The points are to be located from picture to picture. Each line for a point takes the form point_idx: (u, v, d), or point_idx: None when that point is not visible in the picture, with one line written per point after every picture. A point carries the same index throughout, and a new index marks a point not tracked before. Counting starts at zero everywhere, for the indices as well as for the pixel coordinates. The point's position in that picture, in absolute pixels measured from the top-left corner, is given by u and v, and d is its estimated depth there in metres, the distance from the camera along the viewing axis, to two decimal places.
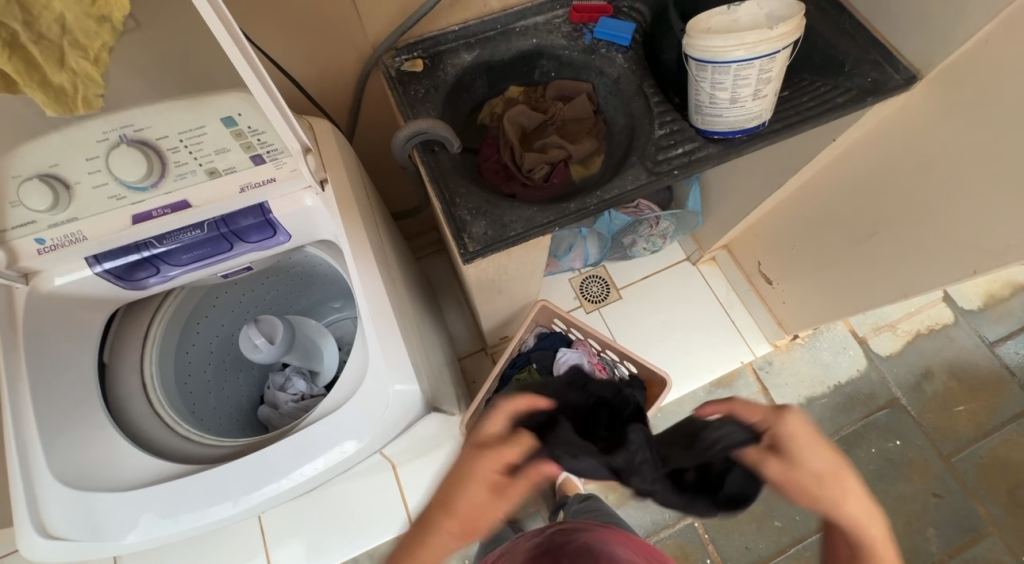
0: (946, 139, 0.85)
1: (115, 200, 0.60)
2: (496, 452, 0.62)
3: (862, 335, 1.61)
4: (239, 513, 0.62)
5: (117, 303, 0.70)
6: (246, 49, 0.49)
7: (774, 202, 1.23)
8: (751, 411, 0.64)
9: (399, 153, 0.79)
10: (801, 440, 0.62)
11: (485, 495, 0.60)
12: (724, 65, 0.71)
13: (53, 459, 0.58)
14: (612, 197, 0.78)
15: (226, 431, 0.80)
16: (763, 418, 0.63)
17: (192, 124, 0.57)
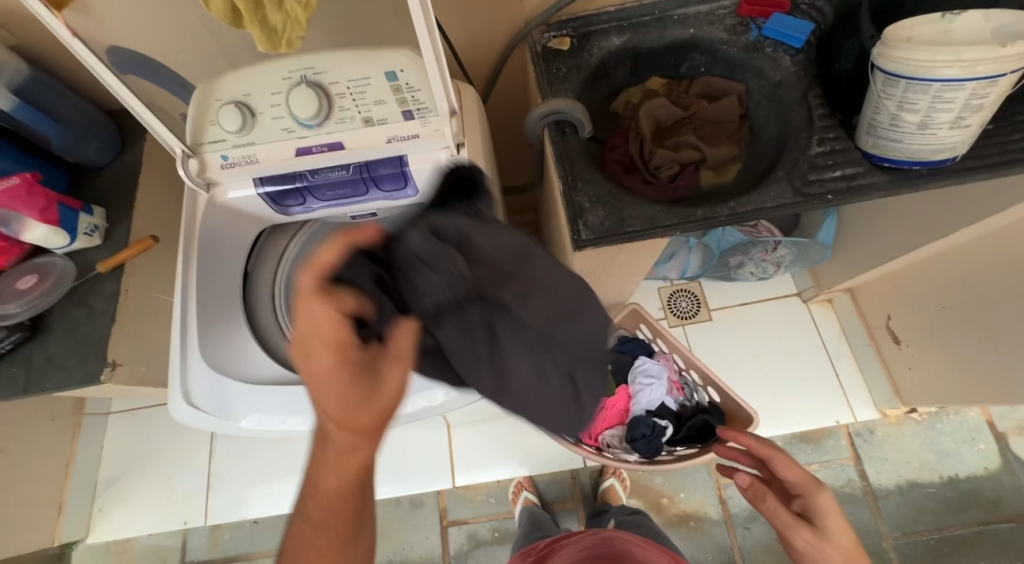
0: None
1: (286, 132, 0.67)
2: (325, 342, 0.44)
3: (1002, 429, 1.34)
4: None
5: (264, 222, 0.78)
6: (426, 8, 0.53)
7: (932, 252, 1.05)
8: (791, 470, 0.65)
9: (531, 130, 0.79)
10: (835, 523, 0.60)
11: (328, 380, 0.45)
12: (925, 83, 0.60)
13: (204, 343, 0.69)
14: (747, 210, 0.72)
15: None
16: (805, 482, 0.64)
17: (361, 74, 0.63)
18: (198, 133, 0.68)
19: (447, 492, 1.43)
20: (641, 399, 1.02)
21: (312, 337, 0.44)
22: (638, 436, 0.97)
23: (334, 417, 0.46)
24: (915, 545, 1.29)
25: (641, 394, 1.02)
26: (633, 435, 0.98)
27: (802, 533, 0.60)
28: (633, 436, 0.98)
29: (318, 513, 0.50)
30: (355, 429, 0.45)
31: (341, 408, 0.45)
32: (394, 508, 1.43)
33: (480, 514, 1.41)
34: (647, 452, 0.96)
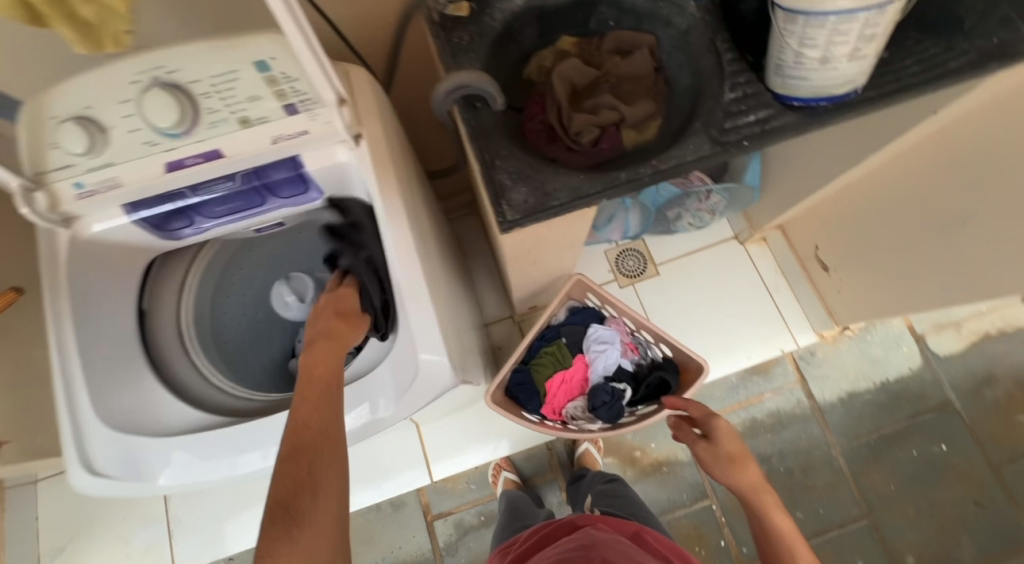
0: None
1: (149, 146, 0.57)
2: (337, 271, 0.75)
3: (920, 332, 1.48)
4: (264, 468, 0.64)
5: (153, 252, 0.70)
6: None
7: (846, 181, 1.10)
8: (695, 407, 0.86)
9: (439, 108, 0.73)
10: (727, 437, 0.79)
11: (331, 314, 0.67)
12: (820, 17, 0.60)
13: (95, 398, 0.60)
14: (669, 167, 0.70)
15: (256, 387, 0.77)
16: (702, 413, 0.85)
17: (224, 68, 0.54)
18: (37, 161, 0.56)
19: (427, 488, 1.42)
20: (598, 365, 1.04)
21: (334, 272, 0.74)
22: (599, 403, 1.01)
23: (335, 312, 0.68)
24: (859, 448, 1.42)
25: (597, 361, 1.03)
26: (594, 402, 1.01)
27: (700, 444, 0.82)
28: (594, 403, 1.01)
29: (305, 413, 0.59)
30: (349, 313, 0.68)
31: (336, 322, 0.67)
32: (375, 514, 1.41)
33: (464, 503, 1.41)
34: (610, 417, 0.99)
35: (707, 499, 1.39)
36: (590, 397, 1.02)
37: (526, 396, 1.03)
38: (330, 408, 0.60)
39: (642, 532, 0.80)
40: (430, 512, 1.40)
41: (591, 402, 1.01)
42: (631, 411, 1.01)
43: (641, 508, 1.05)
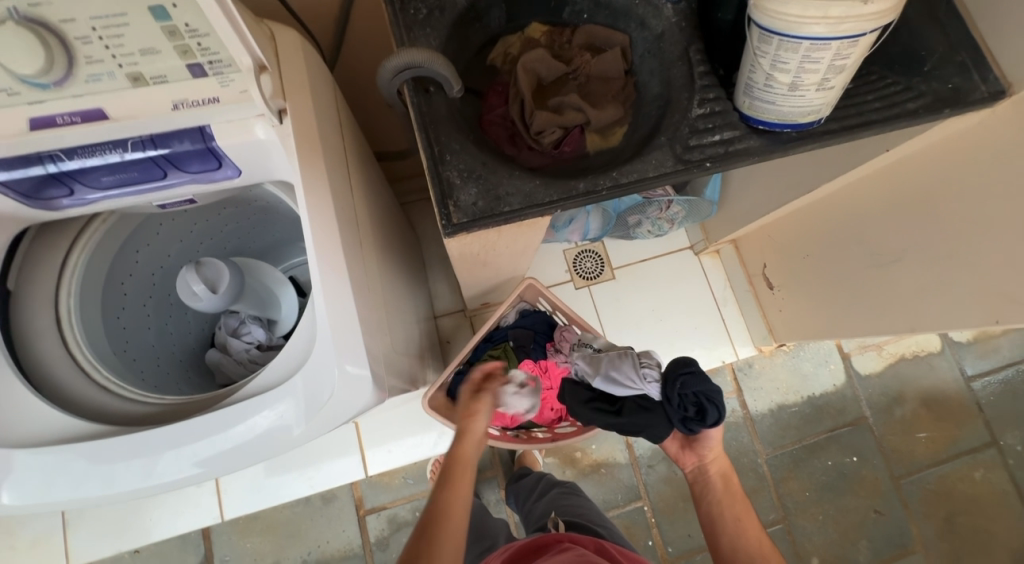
0: (998, 177, 0.75)
1: (5, 95, 0.46)
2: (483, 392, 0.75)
3: (847, 351, 1.57)
4: (134, 491, 0.54)
5: (25, 221, 0.58)
6: None
7: (797, 206, 1.12)
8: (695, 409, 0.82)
9: (385, 87, 0.65)
10: (723, 459, 0.81)
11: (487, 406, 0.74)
12: (794, 41, 0.58)
13: None
14: (629, 181, 0.67)
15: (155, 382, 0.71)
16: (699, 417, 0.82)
17: (109, 10, 0.43)
18: None
19: (361, 482, 1.34)
20: (639, 374, 0.74)
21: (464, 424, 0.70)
22: (683, 403, 0.70)
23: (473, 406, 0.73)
24: (782, 456, 1.50)
25: (621, 375, 0.75)
26: (681, 394, 0.69)
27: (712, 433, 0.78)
28: (683, 391, 0.70)
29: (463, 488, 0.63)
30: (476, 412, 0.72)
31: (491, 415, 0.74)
32: (303, 507, 1.32)
33: (399, 498, 1.34)
34: (714, 422, 0.70)
35: (640, 501, 1.40)
36: (694, 383, 0.68)
37: None
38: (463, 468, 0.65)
39: (609, 545, 0.78)
40: (362, 507, 1.33)
41: (705, 389, 0.68)
42: (643, 432, 0.75)
43: (586, 500, 1.03)
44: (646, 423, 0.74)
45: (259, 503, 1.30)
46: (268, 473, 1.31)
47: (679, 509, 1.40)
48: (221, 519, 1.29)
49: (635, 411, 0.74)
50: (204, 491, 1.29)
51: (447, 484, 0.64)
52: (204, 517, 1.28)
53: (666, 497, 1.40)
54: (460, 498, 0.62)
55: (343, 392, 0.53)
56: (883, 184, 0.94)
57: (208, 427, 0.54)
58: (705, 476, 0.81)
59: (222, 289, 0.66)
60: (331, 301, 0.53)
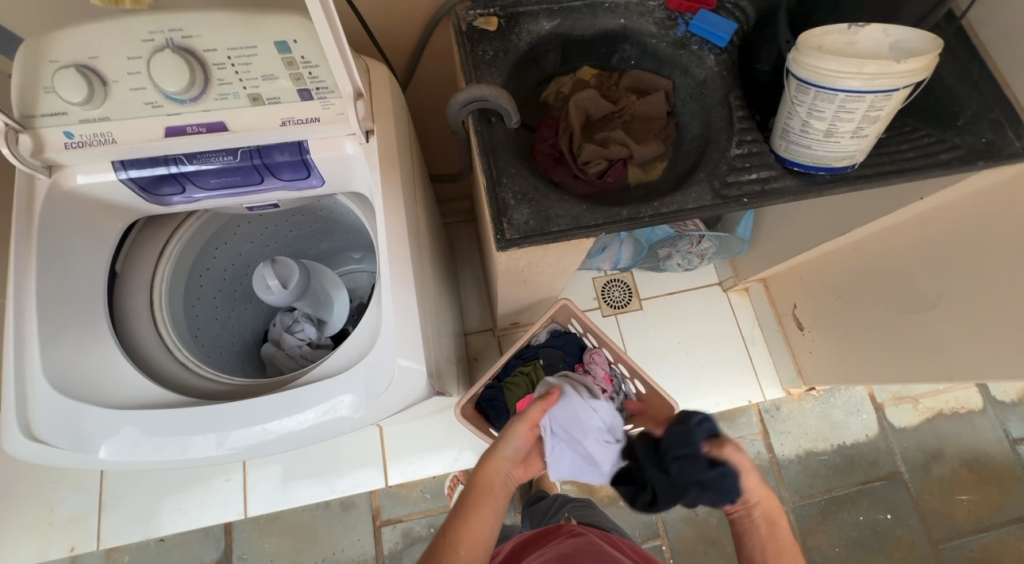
0: None
1: (150, 107, 0.55)
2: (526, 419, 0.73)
3: (880, 401, 1.52)
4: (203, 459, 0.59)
5: (137, 214, 0.66)
6: None
7: (828, 248, 1.14)
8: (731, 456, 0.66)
9: (453, 117, 0.73)
10: (767, 497, 0.68)
11: (511, 429, 0.72)
12: (830, 92, 0.63)
13: (48, 360, 0.56)
14: (670, 211, 0.72)
15: (223, 364, 0.78)
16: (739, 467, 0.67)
17: (245, 43, 0.52)
18: (27, 102, 0.54)
19: (379, 492, 1.36)
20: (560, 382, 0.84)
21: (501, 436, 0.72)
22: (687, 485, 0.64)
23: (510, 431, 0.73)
24: (809, 506, 1.44)
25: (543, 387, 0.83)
26: (682, 477, 0.64)
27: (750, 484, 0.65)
28: (682, 475, 0.64)
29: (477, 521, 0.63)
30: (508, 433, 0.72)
31: (526, 429, 0.73)
32: (322, 512, 1.34)
33: (416, 511, 1.34)
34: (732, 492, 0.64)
35: (658, 539, 1.37)
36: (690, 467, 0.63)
37: (495, 413, 1.04)
38: (486, 492, 0.66)
39: (618, 539, 0.83)
40: (379, 517, 1.34)
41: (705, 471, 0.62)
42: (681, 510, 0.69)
43: (600, 516, 1.04)
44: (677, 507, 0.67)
45: (282, 502, 1.33)
46: (292, 474, 1.35)
47: (698, 551, 1.36)
48: (244, 515, 1.32)
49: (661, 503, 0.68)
50: (230, 486, 1.33)
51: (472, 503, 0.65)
52: (228, 512, 1.32)
53: (686, 538, 1.36)
54: (474, 529, 0.63)
55: (400, 382, 0.58)
56: (918, 230, 0.96)
57: (277, 405, 0.59)
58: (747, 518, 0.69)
59: (292, 283, 0.73)
60: (397, 300, 0.59)
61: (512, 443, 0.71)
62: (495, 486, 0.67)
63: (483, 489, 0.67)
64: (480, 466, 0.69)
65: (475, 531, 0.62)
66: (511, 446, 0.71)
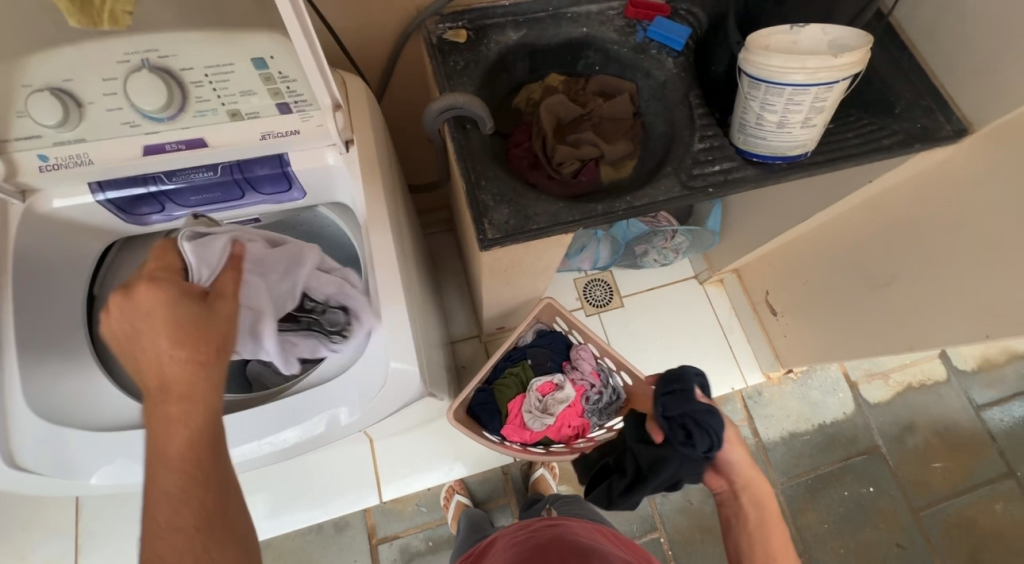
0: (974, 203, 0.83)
1: (128, 127, 0.56)
2: (203, 299, 0.52)
3: (854, 379, 1.59)
4: None
5: (114, 235, 0.66)
6: (299, 9, 0.48)
7: (793, 235, 1.20)
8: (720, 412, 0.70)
9: (429, 126, 0.75)
10: (757, 473, 0.70)
11: (165, 346, 0.48)
12: (779, 86, 0.68)
13: (28, 386, 0.54)
14: (642, 204, 0.75)
15: None
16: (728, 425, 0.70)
17: (222, 60, 0.53)
18: None
19: (374, 509, 1.33)
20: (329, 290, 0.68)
21: (159, 335, 0.48)
22: (673, 430, 0.66)
23: (184, 334, 0.49)
24: (797, 487, 1.49)
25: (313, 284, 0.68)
26: (668, 419, 0.66)
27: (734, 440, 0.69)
28: (667, 415, 0.66)
29: (164, 497, 0.43)
30: (204, 334, 0.50)
31: (184, 331, 0.49)
32: (315, 535, 1.30)
33: (413, 526, 1.32)
34: (711, 443, 0.65)
35: (655, 532, 1.38)
36: (677, 404, 0.65)
37: (488, 415, 1.04)
38: (196, 424, 0.47)
39: (608, 532, 0.85)
40: (375, 536, 1.31)
41: (691, 409, 0.65)
42: (674, 483, 0.68)
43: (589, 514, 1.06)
44: (671, 474, 0.67)
45: (273, 529, 1.29)
46: (281, 498, 1.30)
47: (695, 540, 1.38)
48: None
49: (653, 466, 0.67)
50: None
51: (168, 465, 0.45)
52: None
53: (682, 528, 1.38)
54: (177, 486, 0.44)
55: (394, 386, 0.59)
56: (871, 212, 1.03)
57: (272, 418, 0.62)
58: (736, 501, 0.71)
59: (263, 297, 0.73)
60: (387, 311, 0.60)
61: (183, 366, 0.48)
62: (202, 415, 0.47)
63: (187, 440, 0.46)
64: (170, 413, 0.46)
65: (166, 512, 0.43)
66: (188, 372, 0.48)
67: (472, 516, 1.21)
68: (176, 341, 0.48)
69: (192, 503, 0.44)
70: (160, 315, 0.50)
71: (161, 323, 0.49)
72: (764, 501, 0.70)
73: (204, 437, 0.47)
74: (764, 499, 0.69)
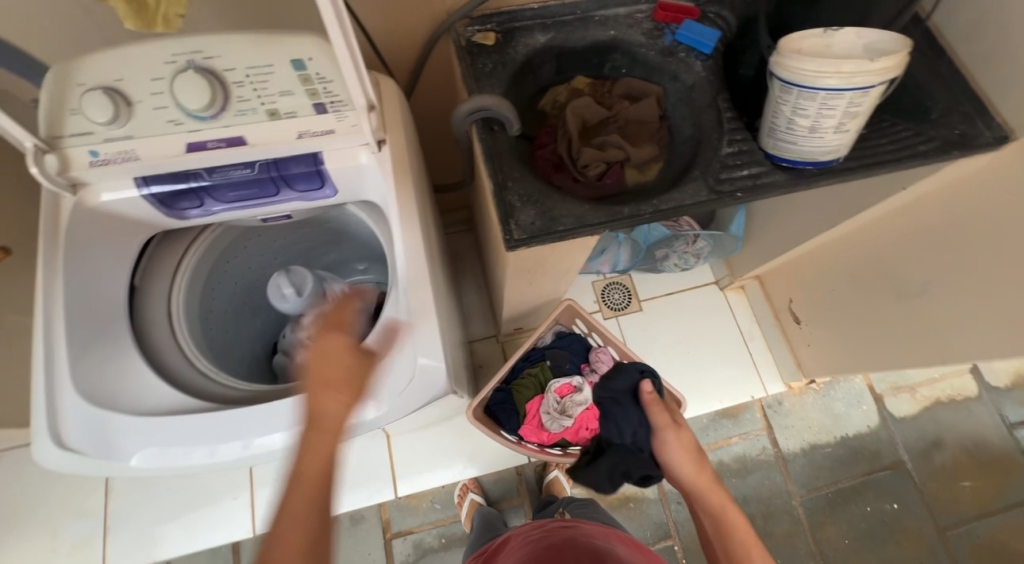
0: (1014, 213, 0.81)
1: (173, 125, 0.58)
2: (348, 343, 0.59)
3: (879, 392, 1.55)
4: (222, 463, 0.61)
5: (154, 230, 0.69)
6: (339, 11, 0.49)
7: (819, 242, 1.18)
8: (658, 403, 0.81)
9: (457, 127, 0.76)
10: (696, 463, 0.77)
11: (340, 387, 0.56)
12: (811, 91, 0.67)
13: (77, 371, 0.58)
14: (668, 208, 0.75)
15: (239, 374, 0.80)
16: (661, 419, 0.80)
17: (262, 61, 0.56)
18: (53, 124, 0.56)
19: (389, 504, 1.34)
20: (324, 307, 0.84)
21: (318, 369, 0.56)
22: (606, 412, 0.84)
23: (336, 377, 0.57)
24: (817, 499, 1.45)
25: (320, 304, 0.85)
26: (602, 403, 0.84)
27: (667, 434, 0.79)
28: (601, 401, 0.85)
29: (302, 495, 0.53)
30: (350, 377, 0.57)
31: (345, 378, 0.57)
32: (331, 527, 1.32)
33: (426, 523, 1.33)
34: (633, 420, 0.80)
35: (670, 540, 1.37)
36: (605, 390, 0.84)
37: (505, 415, 1.04)
38: (328, 447, 0.55)
39: (620, 535, 0.82)
40: (390, 530, 1.32)
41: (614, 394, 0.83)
42: (623, 457, 0.84)
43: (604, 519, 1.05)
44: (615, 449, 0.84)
45: None
46: None
47: None
48: (253, 533, 1.29)
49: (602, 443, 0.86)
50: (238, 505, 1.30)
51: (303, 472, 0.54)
52: (237, 531, 1.28)
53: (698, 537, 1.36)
54: (303, 493, 0.54)
55: (422, 380, 0.61)
56: (902, 221, 1.00)
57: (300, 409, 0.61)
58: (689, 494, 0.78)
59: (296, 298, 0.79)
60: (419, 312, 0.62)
61: (346, 407, 0.57)
62: (333, 438, 0.56)
63: (318, 457, 0.55)
64: (318, 434, 0.55)
65: (304, 502, 0.53)
66: (347, 411, 0.57)
67: (485, 514, 1.22)
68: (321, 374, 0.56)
69: (312, 505, 0.54)
70: (326, 352, 0.57)
71: (316, 360, 0.57)
72: (712, 492, 0.76)
73: (331, 462, 0.56)
74: (711, 490, 0.76)
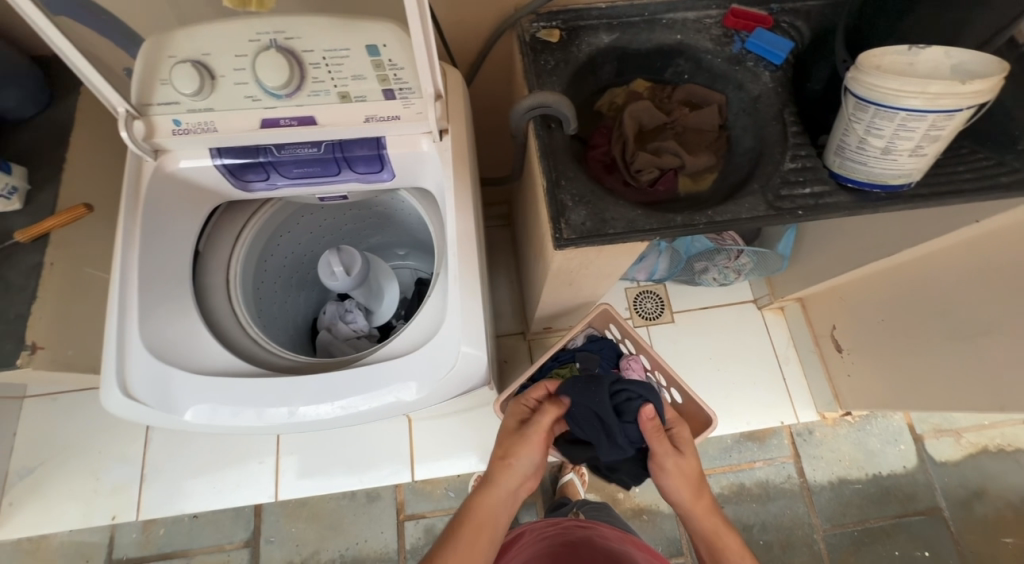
0: None
1: (250, 100, 0.61)
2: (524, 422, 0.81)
3: (920, 432, 1.47)
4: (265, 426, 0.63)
5: (221, 199, 0.72)
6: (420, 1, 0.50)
7: (873, 269, 1.13)
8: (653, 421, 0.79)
9: (515, 123, 0.76)
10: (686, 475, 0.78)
11: (519, 449, 0.77)
12: (890, 110, 0.64)
13: (144, 326, 0.61)
14: (723, 220, 0.73)
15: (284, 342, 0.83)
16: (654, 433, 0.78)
17: (340, 45, 0.57)
18: (144, 93, 0.60)
19: (405, 486, 1.37)
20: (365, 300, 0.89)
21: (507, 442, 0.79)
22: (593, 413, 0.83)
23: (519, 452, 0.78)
24: (842, 536, 1.39)
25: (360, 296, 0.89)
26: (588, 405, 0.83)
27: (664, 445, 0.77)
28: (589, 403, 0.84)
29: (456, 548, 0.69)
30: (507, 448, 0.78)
31: (501, 451, 0.78)
32: (348, 502, 1.35)
33: (439, 509, 1.35)
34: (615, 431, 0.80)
35: (681, 558, 1.34)
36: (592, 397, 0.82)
37: None
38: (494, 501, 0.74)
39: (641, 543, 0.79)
40: (403, 512, 1.35)
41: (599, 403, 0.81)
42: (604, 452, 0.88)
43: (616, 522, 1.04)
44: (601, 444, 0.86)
45: (310, 489, 1.35)
46: (321, 462, 1.36)
47: None
48: (275, 498, 1.34)
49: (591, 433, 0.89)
50: (264, 469, 1.35)
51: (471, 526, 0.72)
52: (260, 494, 1.34)
53: None
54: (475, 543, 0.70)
55: (462, 370, 0.62)
56: (968, 255, 0.94)
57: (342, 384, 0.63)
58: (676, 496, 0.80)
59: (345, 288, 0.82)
60: (465, 305, 0.63)
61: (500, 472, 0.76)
62: (493, 518, 0.73)
63: (480, 523, 0.72)
64: (481, 494, 0.75)
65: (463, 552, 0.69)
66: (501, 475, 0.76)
67: None
68: (508, 454, 0.77)
69: None
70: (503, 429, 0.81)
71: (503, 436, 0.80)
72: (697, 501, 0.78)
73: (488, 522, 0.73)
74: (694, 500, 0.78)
